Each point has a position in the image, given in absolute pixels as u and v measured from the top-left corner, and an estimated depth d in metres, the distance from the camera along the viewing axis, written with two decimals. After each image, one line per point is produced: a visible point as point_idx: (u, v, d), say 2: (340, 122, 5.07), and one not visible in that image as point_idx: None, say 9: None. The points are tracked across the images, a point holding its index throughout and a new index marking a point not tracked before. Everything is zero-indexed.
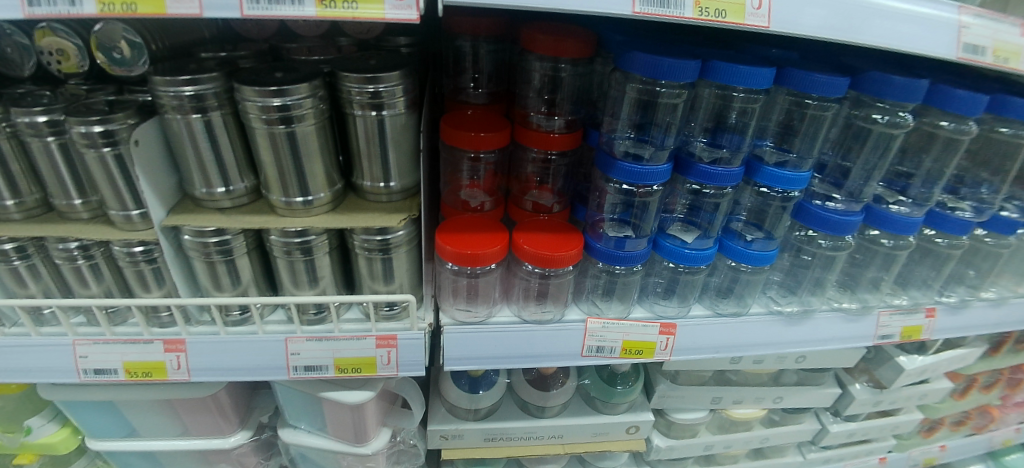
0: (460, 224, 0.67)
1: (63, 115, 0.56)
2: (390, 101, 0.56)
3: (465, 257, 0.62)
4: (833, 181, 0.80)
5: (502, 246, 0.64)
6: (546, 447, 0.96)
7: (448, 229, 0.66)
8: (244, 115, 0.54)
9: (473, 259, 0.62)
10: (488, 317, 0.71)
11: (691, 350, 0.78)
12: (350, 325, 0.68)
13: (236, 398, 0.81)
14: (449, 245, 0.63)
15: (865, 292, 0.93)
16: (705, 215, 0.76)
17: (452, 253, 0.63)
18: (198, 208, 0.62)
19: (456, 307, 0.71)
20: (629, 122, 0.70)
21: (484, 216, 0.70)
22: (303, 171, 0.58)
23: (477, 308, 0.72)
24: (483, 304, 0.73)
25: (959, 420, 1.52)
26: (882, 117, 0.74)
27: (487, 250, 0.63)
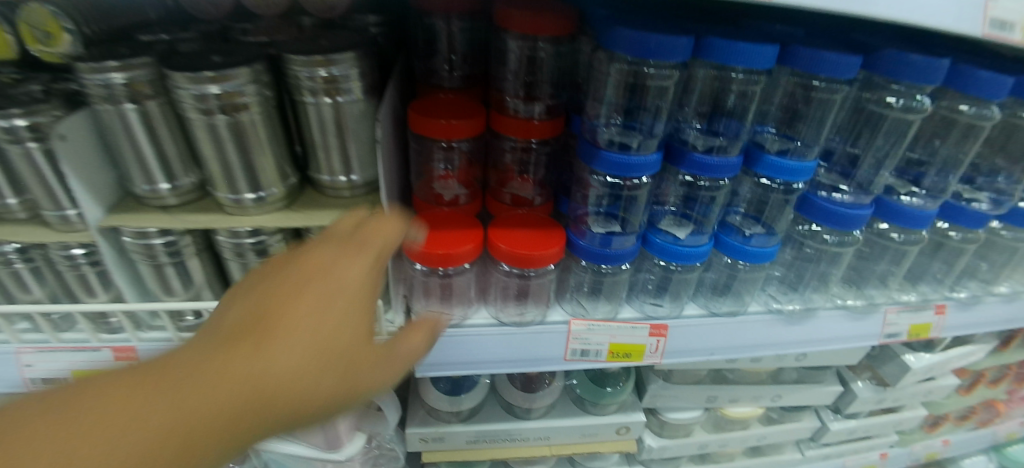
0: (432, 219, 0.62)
1: None
2: (346, 85, 0.50)
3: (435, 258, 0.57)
4: (842, 170, 0.74)
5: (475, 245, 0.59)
6: (533, 450, 0.92)
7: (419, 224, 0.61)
8: (179, 105, 0.49)
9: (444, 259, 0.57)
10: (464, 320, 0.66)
11: (683, 352, 0.74)
12: None
13: None
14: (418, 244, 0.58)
15: (872, 288, 0.87)
16: (700, 208, 0.70)
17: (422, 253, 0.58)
18: (140, 206, 0.57)
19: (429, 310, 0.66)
20: (615, 106, 0.63)
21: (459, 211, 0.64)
22: (252, 165, 0.52)
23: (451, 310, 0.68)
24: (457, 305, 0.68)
25: (963, 414, 1.48)
26: (896, 101, 0.67)
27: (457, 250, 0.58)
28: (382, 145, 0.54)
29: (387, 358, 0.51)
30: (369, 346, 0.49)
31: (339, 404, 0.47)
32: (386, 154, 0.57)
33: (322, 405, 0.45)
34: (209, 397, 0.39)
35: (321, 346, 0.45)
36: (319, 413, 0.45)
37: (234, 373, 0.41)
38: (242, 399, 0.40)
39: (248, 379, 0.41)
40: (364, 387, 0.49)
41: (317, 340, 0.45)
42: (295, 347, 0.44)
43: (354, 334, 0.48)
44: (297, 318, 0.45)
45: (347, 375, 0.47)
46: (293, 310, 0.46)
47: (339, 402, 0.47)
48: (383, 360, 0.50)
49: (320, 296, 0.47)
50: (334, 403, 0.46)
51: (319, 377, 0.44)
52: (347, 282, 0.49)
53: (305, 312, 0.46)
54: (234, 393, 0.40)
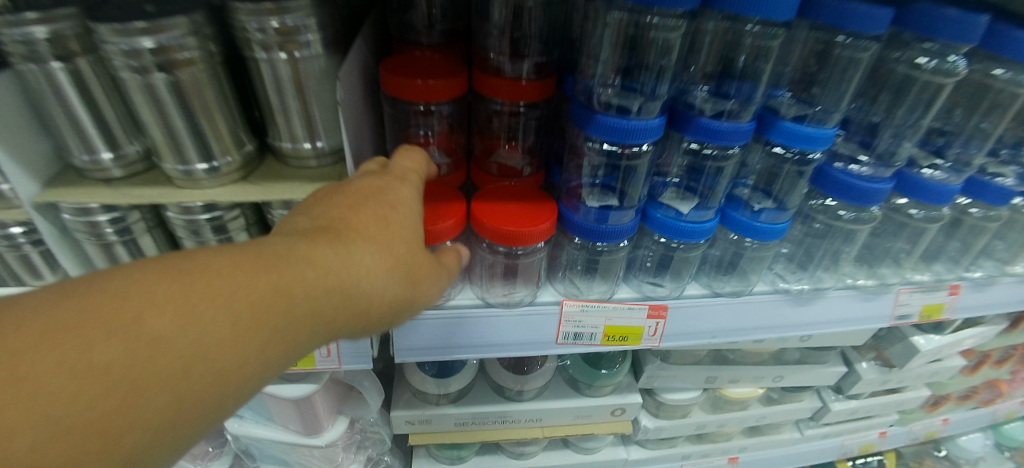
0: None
1: None
2: (303, 38, 0.44)
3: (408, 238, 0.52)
4: (861, 139, 0.67)
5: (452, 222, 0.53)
6: (524, 431, 0.89)
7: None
8: (110, 64, 0.43)
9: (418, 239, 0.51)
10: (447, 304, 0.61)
11: (683, 335, 0.69)
12: None
13: None
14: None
15: (884, 267, 0.82)
16: (706, 179, 0.63)
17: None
18: (81, 180, 0.51)
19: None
20: (612, 64, 0.56)
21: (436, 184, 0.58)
22: (201, 131, 0.48)
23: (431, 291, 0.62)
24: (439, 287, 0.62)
25: (965, 394, 1.45)
26: (927, 62, 0.60)
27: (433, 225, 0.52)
28: (345, 107, 0.48)
29: (446, 268, 0.50)
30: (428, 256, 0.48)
31: (406, 306, 0.46)
32: (353, 118, 0.51)
33: (391, 307, 0.44)
34: (300, 283, 0.38)
35: (395, 247, 0.44)
36: (390, 313, 0.45)
37: (317, 263, 0.39)
38: (327, 289, 0.39)
39: (335, 271, 0.40)
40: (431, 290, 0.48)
41: (390, 242, 0.43)
42: (373, 243, 0.42)
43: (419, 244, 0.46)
44: (372, 217, 0.44)
45: (417, 279, 0.46)
46: (366, 210, 0.44)
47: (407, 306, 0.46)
48: (444, 270, 0.49)
49: (390, 202, 0.46)
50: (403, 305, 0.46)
51: (392, 278, 0.43)
52: (406, 199, 0.47)
53: (377, 213, 0.44)
54: (321, 282, 0.39)
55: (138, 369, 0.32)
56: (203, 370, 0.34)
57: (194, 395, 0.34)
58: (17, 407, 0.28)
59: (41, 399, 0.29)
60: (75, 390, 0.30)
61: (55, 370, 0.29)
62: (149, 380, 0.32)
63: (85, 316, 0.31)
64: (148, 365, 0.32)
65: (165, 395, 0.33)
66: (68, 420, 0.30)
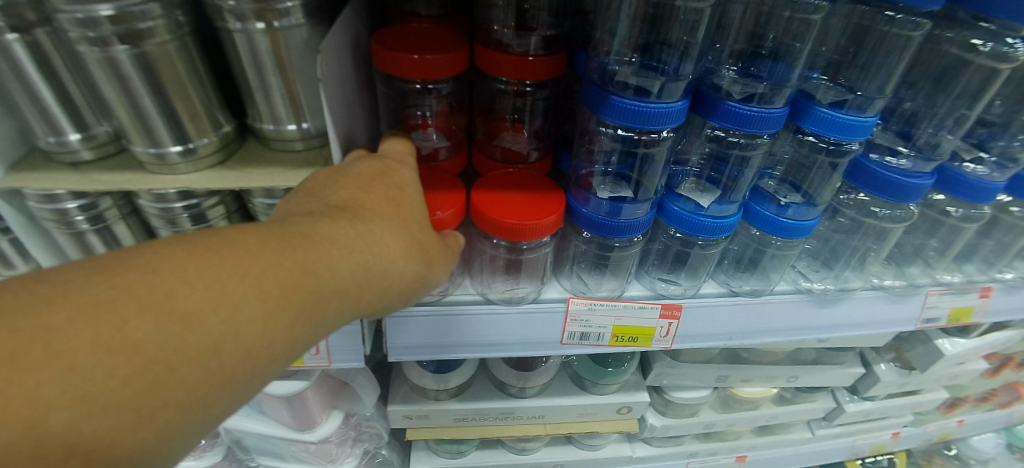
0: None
1: None
2: (282, 6, 0.40)
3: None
4: (900, 129, 0.60)
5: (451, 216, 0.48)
6: (527, 428, 0.85)
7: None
8: (67, 35, 0.38)
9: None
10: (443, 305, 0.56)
11: (697, 336, 0.64)
12: None
13: None
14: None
15: (913, 267, 0.77)
16: (729, 170, 0.58)
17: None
18: (48, 163, 0.48)
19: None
20: (629, 40, 0.51)
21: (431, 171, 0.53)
22: (173, 111, 0.43)
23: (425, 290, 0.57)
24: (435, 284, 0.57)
25: (984, 396, 1.40)
26: (983, 45, 0.53)
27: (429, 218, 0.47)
28: (327, 84, 0.42)
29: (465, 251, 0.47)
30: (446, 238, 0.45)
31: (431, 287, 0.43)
32: (338, 97, 0.45)
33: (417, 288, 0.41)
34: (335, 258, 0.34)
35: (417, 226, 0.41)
36: (415, 294, 0.42)
37: (342, 241, 0.35)
38: (359, 266, 0.36)
39: (366, 247, 0.36)
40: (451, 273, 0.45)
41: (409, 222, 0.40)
42: (397, 223, 0.39)
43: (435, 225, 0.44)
44: (391, 197, 0.41)
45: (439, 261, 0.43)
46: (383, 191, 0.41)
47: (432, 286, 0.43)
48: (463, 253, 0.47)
49: (397, 182, 0.42)
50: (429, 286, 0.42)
51: (419, 256, 0.40)
52: (410, 181, 0.44)
53: (394, 194, 0.41)
54: (354, 257, 0.35)
55: (174, 346, 0.27)
56: (241, 347, 0.30)
57: (227, 377, 0.30)
58: (48, 386, 0.24)
59: (73, 379, 0.24)
60: (107, 367, 0.25)
61: (80, 345, 0.25)
62: (183, 360, 0.28)
63: (107, 291, 0.27)
64: (182, 342, 0.28)
65: (198, 377, 0.29)
66: (101, 400, 0.25)
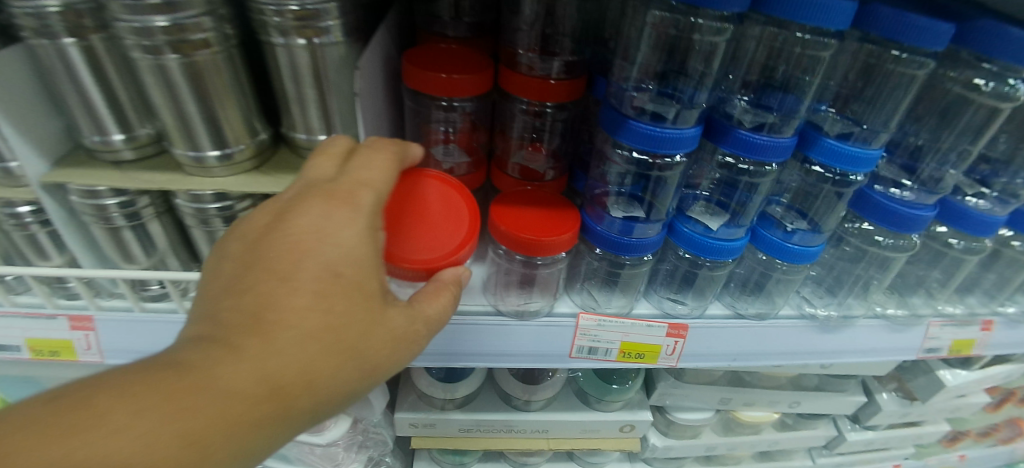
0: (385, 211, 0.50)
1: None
2: (323, 24, 0.42)
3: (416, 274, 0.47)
4: (905, 163, 0.63)
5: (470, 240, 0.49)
6: (530, 441, 0.86)
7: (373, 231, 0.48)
8: (122, 42, 0.41)
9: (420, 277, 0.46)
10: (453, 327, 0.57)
11: (703, 356, 0.66)
12: None
13: None
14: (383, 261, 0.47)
15: (916, 297, 0.78)
16: (738, 195, 0.60)
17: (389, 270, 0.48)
18: (91, 160, 0.50)
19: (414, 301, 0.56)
20: (646, 68, 0.53)
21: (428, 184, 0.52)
22: (216, 117, 0.46)
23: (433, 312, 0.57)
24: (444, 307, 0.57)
25: (986, 431, 1.39)
26: (986, 85, 0.56)
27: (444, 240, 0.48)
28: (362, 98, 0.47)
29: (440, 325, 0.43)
30: (411, 321, 0.40)
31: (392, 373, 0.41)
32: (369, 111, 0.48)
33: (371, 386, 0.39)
34: (256, 398, 0.33)
35: (366, 330, 0.37)
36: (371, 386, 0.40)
37: (251, 377, 0.33)
38: (290, 395, 0.34)
39: (294, 378, 0.34)
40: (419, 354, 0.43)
41: (342, 328, 0.35)
42: (339, 339, 0.35)
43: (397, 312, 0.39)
44: (336, 295, 0.35)
45: (396, 353, 0.39)
46: (324, 287, 0.35)
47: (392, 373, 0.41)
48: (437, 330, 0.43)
49: (335, 262, 0.36)
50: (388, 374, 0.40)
51: (368, 362, 0.37)
52: (354, 246, 0.37)
53: (340, 289, 0.36)
54: (282, 390, 0.34)
55: None
56: None
57: None
58: None
59: None
60: None
61: None
62: None
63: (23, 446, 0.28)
64: None
65: None
66: None
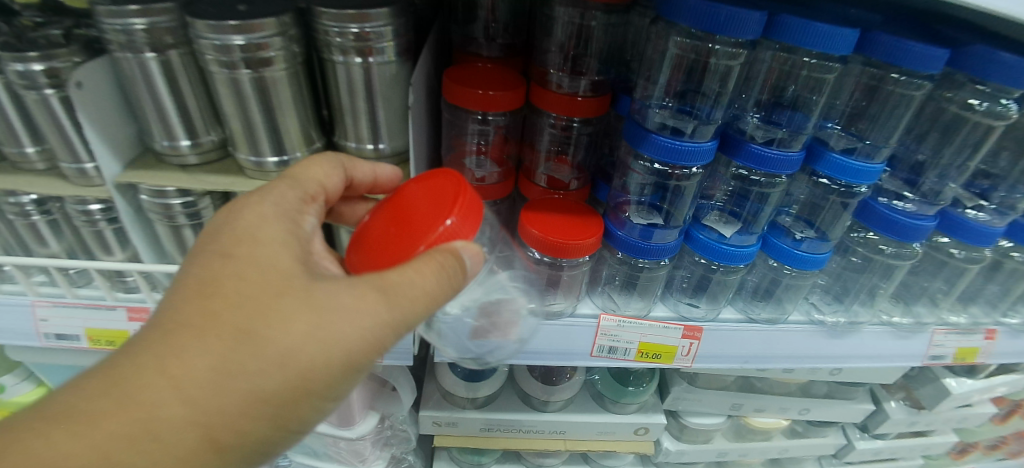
0: (370, 235, 0.47)
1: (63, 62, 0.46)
2: (379, 45, 0.47)
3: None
4: (906, 177, 0.67)
5: (444, 218, 0.42)
6: (547, 442, 0.89)
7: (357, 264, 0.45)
8: (201, 57, 0.46)
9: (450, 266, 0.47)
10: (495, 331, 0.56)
11: (717, 358, 0.69)
12: None
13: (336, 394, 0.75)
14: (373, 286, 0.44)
15: (921, 306, 0.82)
16: (750, 206, 0.65)
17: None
18: (159, 164, 0.54)
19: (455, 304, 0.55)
20: (667, 88, 0.58)
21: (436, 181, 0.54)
22: (277, 126, 0.51)
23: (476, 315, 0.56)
24: (486, 311, 0.56)
25: (995, 444, 1.40)
26: (979, 104, 0.60)
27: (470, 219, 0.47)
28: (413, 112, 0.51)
29: (405, 299, 0.37)
30: (346, 292, 0.37)
31: (342, 359, 0.37)
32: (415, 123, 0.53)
33: (310, 374, 0.36)
34: (164, 398, 0.33)
35: (279, 309, 0.36)
36: (315, 376, 0.37)
37: (155, 364, 0.34)
38: (200, 389, 0.34)
39: (198, 371, 0.34)
40: (382, 338, 0.38)
41: (244, 308, 0.36)
42: (243, 323, 0.35)
43: (326, 288, 0.37)
44: (240, 282, 0.37)
45: (330, 329, 0.36)
46: (228, 278, 0.37)
47: (342, 358, 0.37)
48: (400, 307, 0.38)
49: (251, 252, 0.39)
50: (335, 361, 0.37)
51: (286, 344, 0.35)
52: (271, 237, 0.40)
53: (244, 276, 0.37)
54: (189, 384, 0.34)
55: None
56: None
57: None
58: None
59: None
60: None
61: None
62: None
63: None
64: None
65: None
66: None
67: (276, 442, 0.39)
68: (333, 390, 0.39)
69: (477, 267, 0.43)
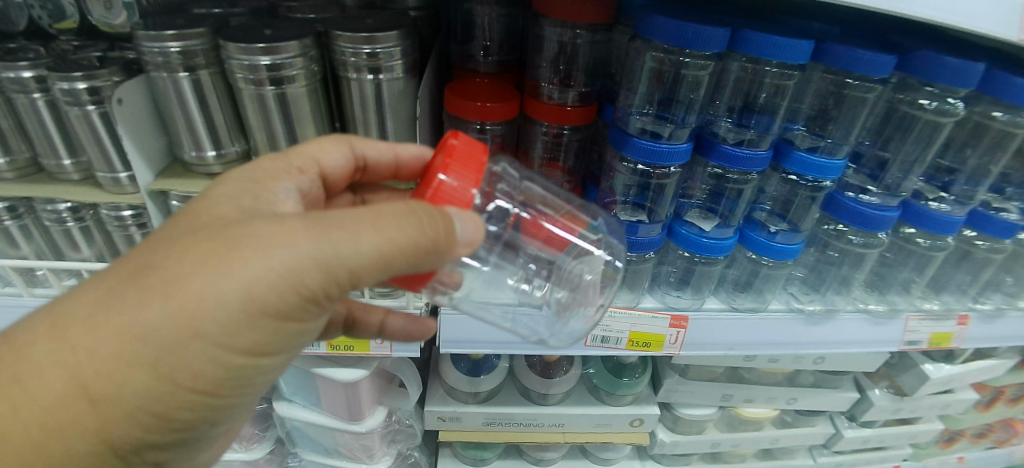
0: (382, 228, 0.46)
1: (104, 81, 0.52)
2: (388, 63, 0.53)
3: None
4: (870, 172, 0.73)
5: (438, 173, 0.41)
6: (547, 435, 0.93)
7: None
8: (230, 75, 0.51)
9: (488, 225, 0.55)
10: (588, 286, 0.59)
11: (703, 345, 0.74)
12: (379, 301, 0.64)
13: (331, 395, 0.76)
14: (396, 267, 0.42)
15: (894, 294, 0.88)
16: (726, 202, 0.71)
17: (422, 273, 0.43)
18: (187, 173, 0.59)
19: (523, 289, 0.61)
20: (648, 97, 0.64)
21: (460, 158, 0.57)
22: (295, 136, 0.56)
23: (558, 285, 0.60)
24: (563, 278, 0.60)
25: (982, 432, 1.45)
26: (930, 103, 0.66)
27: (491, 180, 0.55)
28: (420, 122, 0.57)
29: (325, 233, 0.34)
30: (260, 223, 0.35)
31: (235, 297, 0.34)
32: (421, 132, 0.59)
33: (192, 311, 0.33)
34: (63, 329, 0.34)
35: (184, 242, 0.35)
36: (202, 316, 0.33)
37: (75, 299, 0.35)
38: (92, 321, 0.33)
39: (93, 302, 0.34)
40: (287, 276, 0.34)
41: (160, 245, 0.36)
42: (145, 257, 0.35)
43: (242, 223, 0.35)
44: (170, 226, 0.38)
45: (223, 261, 0.33)
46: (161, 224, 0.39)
47: (238, 295, 0.34)
48: (314, 241, 0.34)
49: (194, 205, 0.39)
50: (227, 298, 0.33)
51: (173, 273, 0.33)
52: (221, 192, 0.41)
53: (177, 221, 0.38)
54: (79, 316, 0.34)
55: None
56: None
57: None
58: None
59: None
60: None
61: None
62: None
63: None
64: None
65: None
66: None
67: (175, 397, 0.36)
68: (232, 338, 0.35)
69: (473, 237, 0.40)
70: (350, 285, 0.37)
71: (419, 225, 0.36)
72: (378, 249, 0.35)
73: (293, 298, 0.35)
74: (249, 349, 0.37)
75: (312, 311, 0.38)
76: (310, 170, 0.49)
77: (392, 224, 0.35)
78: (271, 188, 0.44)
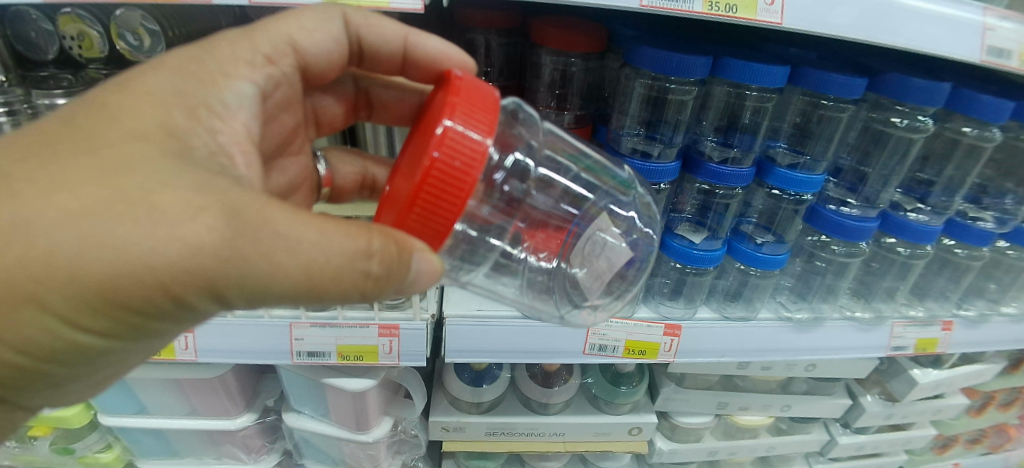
0: (394, 171, 0.43)
1: None
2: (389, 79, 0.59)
3: (449, 206, 0.38)
4: (849, 185, 0.78)
5: (442, 120, 0.38)
6: (548, 444, 0.96)
7: (382, 209, 0.41)
8: None
9: (502, 181, 0.52)
10: (599, 271, 0.51)
11: (695, 353, 0.77)
12: (390, 313, 0.68)
13: (341, 406, 0.79)
14: (405, 228, 0.38)
15: (879, 301, 0.91)
16: (715, 216, 0.75)
17: (434, 234, 0.39)
18: None
19: (533, 268, 0.57)
20: (638, 119, 0.69)
21: (467, 64, 0.58)
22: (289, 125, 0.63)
23: (572, 264, 0.54)
24: (574, 255, 0.54)
25: (975, 438, 1.47)
26: (901, 121, 0.71)
27: (511, 127, 0.52)
28: None
29: (245, 259, 0.32)
30: (167, 194, 0.31)
31: (94, 278, 0.31)
32: (398, 110, 0.66)
33: (45, 275, 0.30)
34: None
35: (70, 172, 0.31)
36: (50, 285, 0.31)
37: None
38: None
39: None
40: (167, 282, 0.31)
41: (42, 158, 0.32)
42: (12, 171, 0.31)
43: (149, 177, 0.31)
44: (67, 127, 0.34)
45: (96, 229, 0.30)
46: (56, 121, 0.35)
47: (95, 278, 0.31)
48: (217, 249, 0.31)
49: (107, 113, 0.35)
50: (81, 276, 0.30)
51: (29, 216, 0.30)
52: (156, 91, 0.38)
53: (79, 127, 0.34)
54: None
55: None
56: None
57: None
58: None
59: None
60: None
61: None
62: None
63: None
64: None
65: None
66: None
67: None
68: (77, 316, 0.33)
69: (426, 269, 0.37)
70: (231, 301, 0.35)
71: (359, 277, 0.35)
72: (291, 285, 0.33)
73: (159, 300, 0.33)
74: (95, 331, 0.35)
75: (176, 313, 0.35)
76: (280, 56, 0.50)
77: (328, 260, 0.33)
78: (222, 91, 0.43)
